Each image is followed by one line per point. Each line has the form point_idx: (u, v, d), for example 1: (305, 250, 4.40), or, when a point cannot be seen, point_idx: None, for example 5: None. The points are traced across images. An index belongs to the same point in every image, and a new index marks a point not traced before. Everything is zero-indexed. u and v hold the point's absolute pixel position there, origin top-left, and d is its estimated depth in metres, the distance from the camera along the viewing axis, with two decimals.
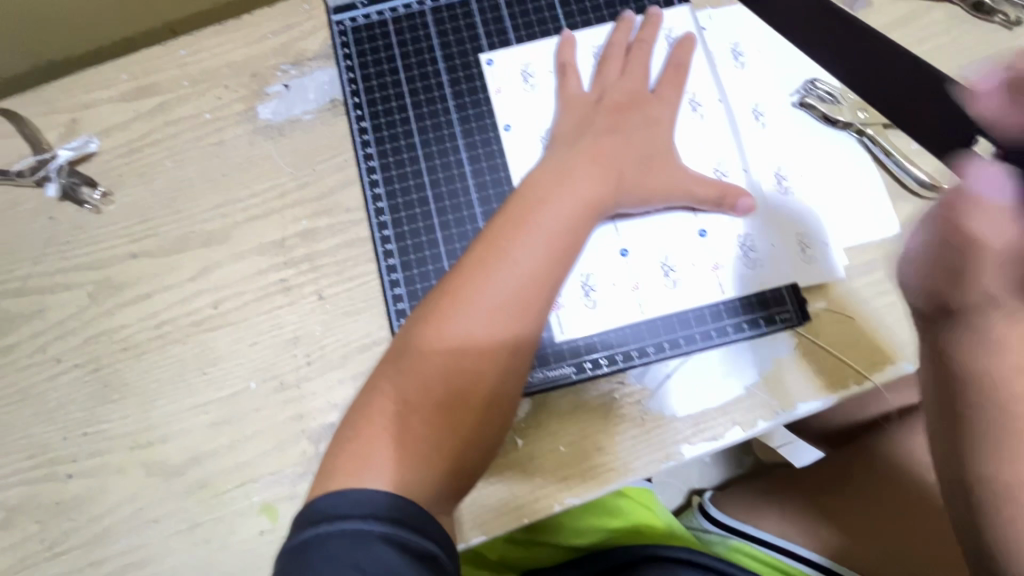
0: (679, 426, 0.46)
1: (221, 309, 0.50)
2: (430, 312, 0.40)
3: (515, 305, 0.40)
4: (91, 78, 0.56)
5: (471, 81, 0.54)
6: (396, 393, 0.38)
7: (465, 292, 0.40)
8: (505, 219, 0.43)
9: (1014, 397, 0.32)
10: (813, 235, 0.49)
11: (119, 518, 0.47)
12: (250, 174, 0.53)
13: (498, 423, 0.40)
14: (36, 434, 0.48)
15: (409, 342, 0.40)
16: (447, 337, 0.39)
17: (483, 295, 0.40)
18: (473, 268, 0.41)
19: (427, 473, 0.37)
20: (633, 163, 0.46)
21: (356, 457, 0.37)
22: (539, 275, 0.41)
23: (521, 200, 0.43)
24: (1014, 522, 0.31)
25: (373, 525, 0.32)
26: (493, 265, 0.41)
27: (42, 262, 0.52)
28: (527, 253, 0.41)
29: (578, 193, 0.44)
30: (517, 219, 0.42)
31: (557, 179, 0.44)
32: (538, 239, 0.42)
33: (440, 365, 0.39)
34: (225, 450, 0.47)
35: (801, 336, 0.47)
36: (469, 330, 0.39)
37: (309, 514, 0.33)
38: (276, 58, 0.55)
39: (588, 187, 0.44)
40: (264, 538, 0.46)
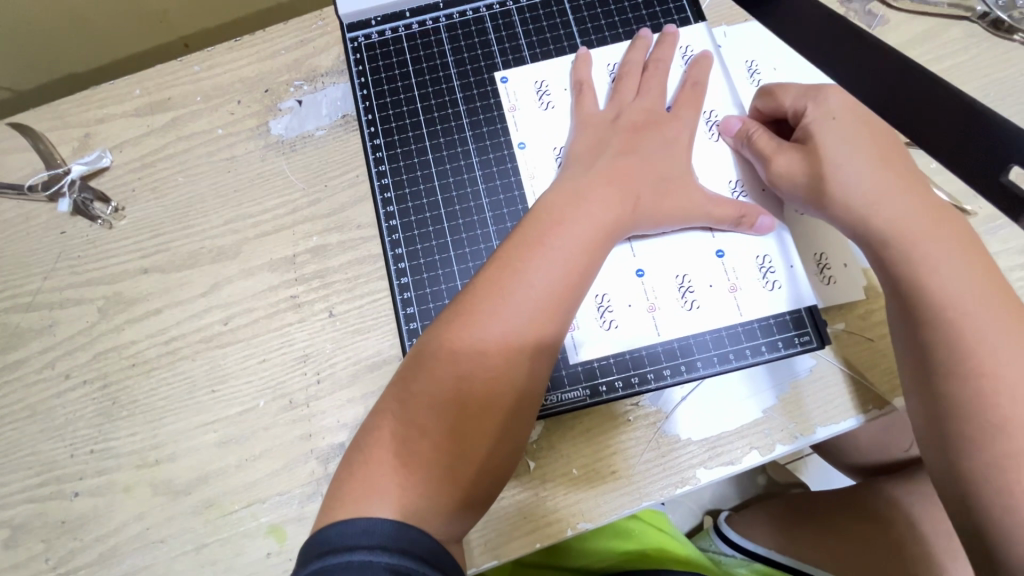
0: (695, 449, 0.45)
1: (231, 325, 0.50)
2: (445, 332, 0.40)
3: (531, 328, 0.40)
4: (105, 93, 0.56)
5: (485, 98, 0.53)
6: (407, 418, 0.38)
7: (481, 313, 0.40)
8: (521, 238, 0.42)
9: (958, 315, 0.38)
10: (831, 257, 0.48)
11: (125, 538, 0.46)
12: (261, 190, 0.53)
13: (512, 447, 0.40)
14: (44, 451, 0.48)
15: (421, 365, 0.39)
16: (463, 358, 0.39)
17: (500, 316, 0.39)
18: (489, 286, 0.41)
19: (439, 501, 0.36)
20: (650, 184, 0.45)
21: (367, 485, 0.36)
22: (556, 296, 0.41)
23: (535, 220, 0.43)
24: (983, 429, 0.36)
25: (380, 556, 0.31)
26: (511, 285, 0.40)
27: (53, 276, 0.52)
28: (542, 274, 0.41)
29: (594, 214, 0.43)
30: (534, 239, 0.42)
31: (572, 200, 0.44)
32: (555, 261, 0.41)
33: (455, 388, 0.38)
34: (233, 470, 0.47)
35: (820, 358, 0.46)
36: (486, 350, 0.39)
37: (314, 546, 0.33)
38: (289, 74, 0.56)
39: (606, 208, 0.44)
40: (270, 560, 0.45)
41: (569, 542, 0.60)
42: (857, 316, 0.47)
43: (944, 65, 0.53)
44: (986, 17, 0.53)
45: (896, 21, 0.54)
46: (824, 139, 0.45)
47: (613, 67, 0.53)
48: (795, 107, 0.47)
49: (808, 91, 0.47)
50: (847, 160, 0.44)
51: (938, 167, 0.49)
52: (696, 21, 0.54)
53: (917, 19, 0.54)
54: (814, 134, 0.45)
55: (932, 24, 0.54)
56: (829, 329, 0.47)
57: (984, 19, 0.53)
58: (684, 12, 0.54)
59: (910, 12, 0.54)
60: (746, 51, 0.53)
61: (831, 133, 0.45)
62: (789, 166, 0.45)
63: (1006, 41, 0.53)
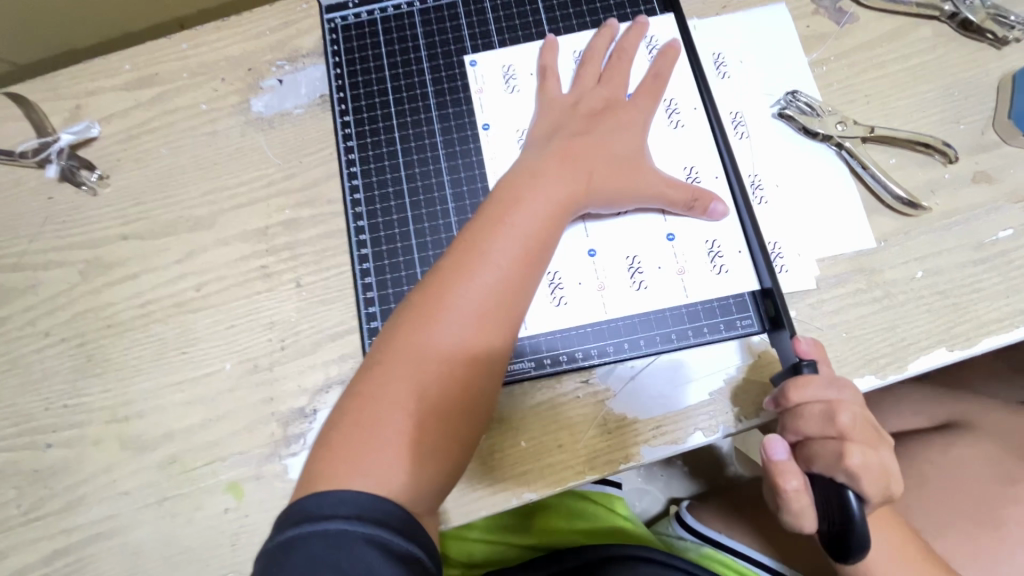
0: (640, 428, 0.46)
1: (203, 292, 0.52)
2: (407, 315, 0.41)
3: (497, 303, 0.41)
4: (96, 68, 0.59)
5: (454, 81, 0.55)
6: (371, 393, 0.39)
7: (449, 293, 0.41)
8: (485, 220, 0.44)
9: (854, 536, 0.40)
10: (783, 247, 0.49)
11: (92, 488, 0.48)
12: (239, 164, 0.55)
13: (477, 418, 0.41)
14: (21, 404, 0.50)
15: (387, 344, 0.40)
16: (430, 334, 0.40)
17: (466, 294, 0.41)
18: (456, 267, 0.42)
19: (412, 472, 0.37)
20: (608, 165, 0.47)
21: (340, 462, 0.37)
22: (522, 273, 0.42)
23: (499, 201, 0.44)
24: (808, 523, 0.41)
25: (357, 525, 0.33)
26: (477, 264, 0.41)
27: (37, 239, 0.54)
28: (504, 253, 0.42)
29: (554, 194, 0.45)
30: (496, 219, 0.43)
31: (534, 181, 0.45)
32: (518, 240, 0.43)
33: (420, 364, 0.39)
34: (198, 428, 0.49)
35: (768, 344, 0.47)
36: (451, 328, 0.40)
37: (289, 515, 0.34)
38: (272, 54, 0.58)
39: (570, 189, 0.45)
40: (227, 515, 0.47)
41: (570, 500, 0.66)
42: (807, 306, 0.48)
43: (912, 62, 0.53)
44: (956, 17, 0.54)
45: (867, 18, 0.54)
46: (818, 387, 0.40)
47: (575, 55, 0.54)
48: (826, 397, 0.40)
49: (831, 395, 0.40)
50: (845, 402, 0.40)
51: (896, 163, 0.51)
52: (663, 12, 0.55)
53: (886, 18, 0.54)
54: (836, 397, 0.40)
55: (900, 24, 0.54)
56: None
57: (954, 19, 0.54)
58: (650, 3, 0.56)
59: (878, 10, 0.55)
60: (714, 44, 0.54)
61: (839, 395, 0.40)
62: (811, 397, 0.40)
63: (974, 41, 0.53)
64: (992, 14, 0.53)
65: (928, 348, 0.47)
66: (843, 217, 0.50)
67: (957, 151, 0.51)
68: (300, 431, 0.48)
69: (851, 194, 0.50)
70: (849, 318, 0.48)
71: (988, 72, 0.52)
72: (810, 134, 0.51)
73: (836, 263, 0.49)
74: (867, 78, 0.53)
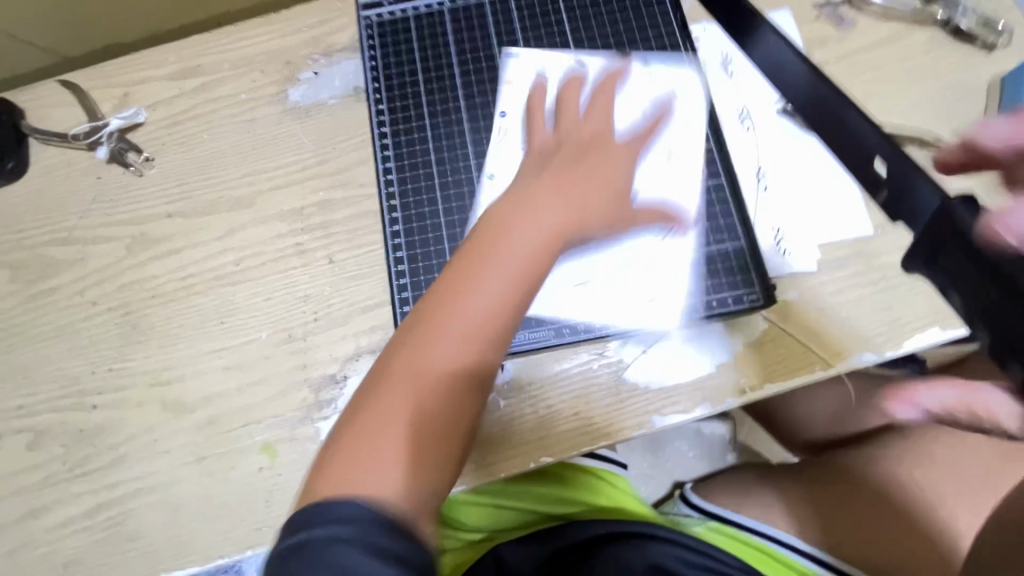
0: (652, 397, 0.50)
1: (241, 267, 0.55)
2: (420, 324, 0.38)
3: (515, 310, 0.39)
4: (144, 59, 0.63)
5: (481, 74, 0.59)
6: (381, 406, 0.36)
7: (468, 294, 0.38)
8: (500, 225, 0.41)
9: None
10: (788, 231, 0.52)
11: (135, 447, 0.51)
12: (277, 149, 0.59)
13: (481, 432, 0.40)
14: (69, 368, 0.54)
15: (398, 356, 0.38)
16: (447, 341, 0.37)
17: (484, 302, 0.38)
18: (471, 274, 0.39)
19: (427, 483, 0.35)
20: (623, 174, 0.45)
21: (352, 473, 0.34)
22: (537, 265, 0.40)
23: (515, 206, 0.42)
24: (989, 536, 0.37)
25: (364, 526, 0.31)
26: (494, 272, 0.39)
27: (87, 216, 0.58)
28: (524, 258, 0.39)
29: (575, 200, 0.42)
30: (513, 224, 0.41)
31: (553, 186, 0.42)
32: (536, 246, 0.40)
33: (437, 375, 0.37)
34: (235, 392, 0.52)
35: (773, 321, 0.50)
36: (469, 338, 0.38)
37: (299, 521, 0.32)
38: (309, 49, 0.62)
39: (591, 193, 0.43)
40: (262, 474, 0.50)
41: (603, 484, 0.68)
42: (809, 287, 0.51)
43: (907, 65, 0.57)
44: (949, 25, 0.58)
45: (865, 24, 0.58)
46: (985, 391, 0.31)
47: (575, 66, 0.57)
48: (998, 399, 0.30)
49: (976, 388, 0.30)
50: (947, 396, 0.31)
51: None
52: (676, 13, 0.58)
53: (883, 24, 0.58)
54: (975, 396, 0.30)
55: (896, 29, 0.58)
56: (781, 297, 0.51)
57: (947, 26, 0.58)
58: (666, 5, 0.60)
59: (875, 17, 0.59)
60: (723, 45, 0.58)
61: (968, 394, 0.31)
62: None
63: (966, 47, 0.57)
64: (981, 22, 0.57)
65: (923, 327, 0.50)
66: (844, 205, 0.53)
67: (948, 148, 0.54)
68: (331, 396, 0.51)
69: (851, 184, 0.54)
70: (848, 299, 0.51)
71: (979, 75, 0.56)
72: None
73: (837, 247, 0.52)
74: (866, 79, 0.57)
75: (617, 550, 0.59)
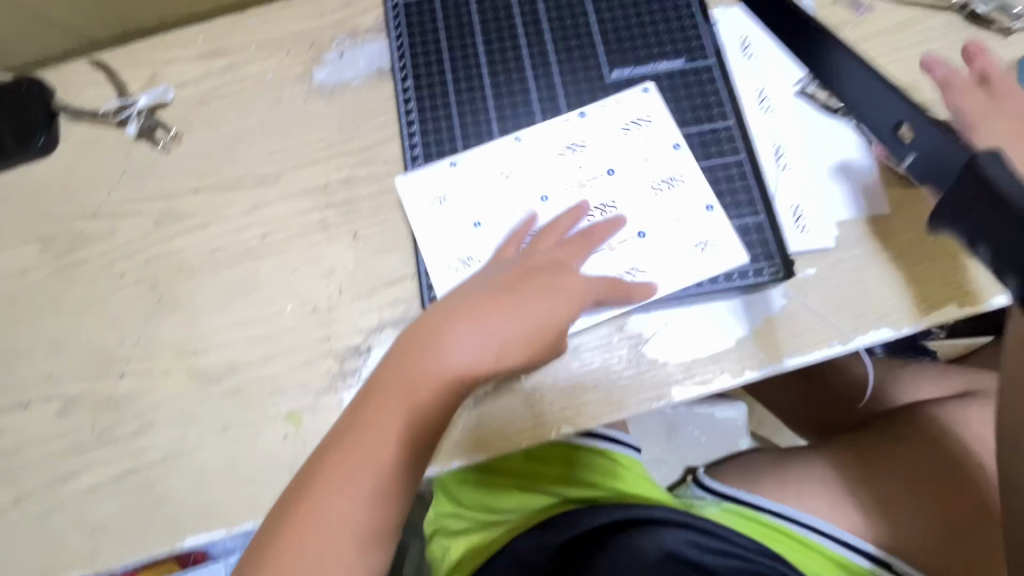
0: (671, 370, 0.50)
1: (267, 241, 0.56)
2: (312, 474, 0.42)
3: (398, 449, 0.42)
4: (172, 40, 0.64)
5: (504, 53, 0.60)
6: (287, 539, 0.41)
7: (346, 456, 0.42)
8: (374, 401, 0.43)
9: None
10: (805, 208, 0.53)
11: (162, 414, 0.52)
12: (302, 127, 0.60)
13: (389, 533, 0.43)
14: (98, 338, 0.55)
15: (295, 496, 0.42)
16: (336, 488, 0.41)
17: (361, 448, 0.42)
18: (347, 444, 0.42)
19: None
20: (516, 300, 0.45)
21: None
22: (410, 437, 0.43)
23: (395, 382, 0.43)
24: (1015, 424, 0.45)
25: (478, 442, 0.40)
26: (367, 434, 0.42)
27: (115, 191, 0.59)
28: (389, 425, 0.42)
29: (438, 365, 0.43)
30: (376, 404, 0.43)
31: (427, 338, 0.44)
32: (398, 410, 0.43)
33: (329, 526, 0.41)
34: (261, 362, 0.53)
35: (790, 298, 0.51)
36: (338, 513, 0.41)
37: None
38: (334, 31, 0.63)
39: (469, 337, 0.44)
40: (287, 442, 0.51)
41: (620, 468, 0.66)
42: (828, 263, 0.52)
43: (925, 48, 0.58)
44: (965, 9, 0.58)
45: (882, 9, 0.59)
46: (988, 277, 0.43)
47: (634, 116, 0.55)
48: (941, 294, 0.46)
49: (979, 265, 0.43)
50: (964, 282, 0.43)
51: None
52: None
53: (900, 8, 0.59)
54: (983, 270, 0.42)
55: (913, 14, 0.59)
56: (799, 274, 0.52)
57: (964, 11, 0.58)
58: None
59: (893, 2, 0.59)
60: (742, 27, 0.59)
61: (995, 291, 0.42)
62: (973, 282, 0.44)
63: (983, 31, 0.58)
64: (997, 7, 0.58)
65: (940, 304, 0.50)
66: (862, 184, 0.54)
67: None
68: (355, 366, 0.52)
69: (868, 161, 0.54)
70: (867, 276, 0.51)
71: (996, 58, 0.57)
72: (832, 111, 0.55)
73: (855, 225, 0.53)
74: (884, 62, 0.58)
75: (631, 538, 0.57)
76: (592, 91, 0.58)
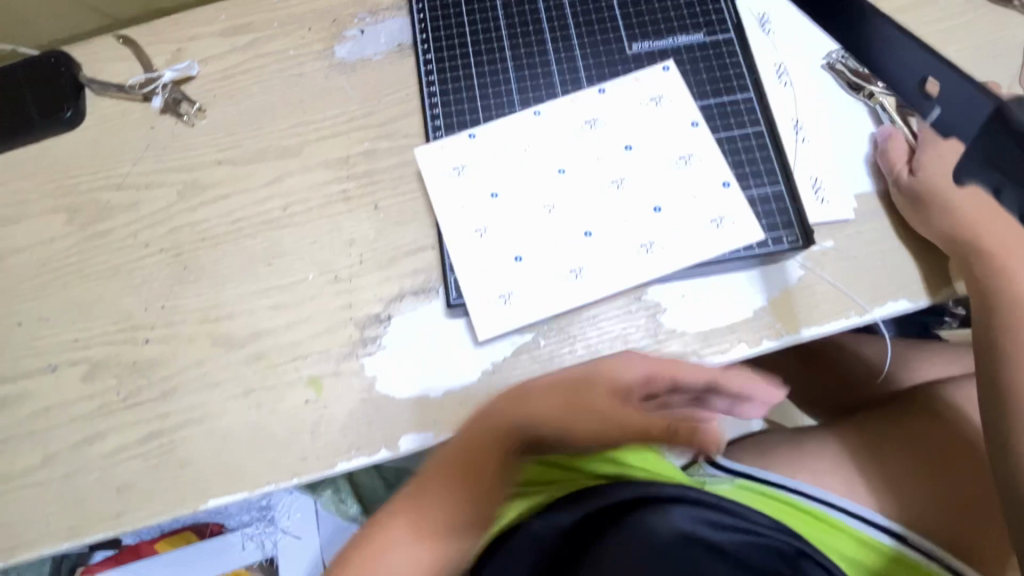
0: (689, 338, 0.50)
1: (289, 212, 0.57)
2: (378, 531, 0.45)
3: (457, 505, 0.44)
4: (197, 17, 0.65)
5: (525, 27, 0.61)
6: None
7: (411, 509, 0.44)
8: (445, 458, 0.45)
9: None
10: (824, 180, 0.53)
11: (186, 379, 0.53)
12: (323, 102, 0.61)
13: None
14: (123, 304, 0.56)
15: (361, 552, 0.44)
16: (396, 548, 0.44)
17: (425, 504, 0.44)
18: (409, 505, 0.45)
19: None
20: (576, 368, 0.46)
21: None
22: (468, 490, 0.44)
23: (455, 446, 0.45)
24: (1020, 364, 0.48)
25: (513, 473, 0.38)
26: (430, 491, 0.45)
27: (140, 163, 0.60)
28: (452, 479, 0.45)
29: (494, 419, 0.45)
30: (446, 462, 0.45)
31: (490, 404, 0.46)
32: (461, 464, 0.44)
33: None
34: (283, 329, 0.54)
35: (809, 269, 0.51)
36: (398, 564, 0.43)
37: None
38: (356, 8, 0.64)
39: (517, 401, 0.46)
40: (309, 406, 0.51)
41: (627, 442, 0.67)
42: (846, 235, 0.52)
43: (943, 26, 0.58)
44: None
45: None
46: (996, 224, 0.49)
47: (650, 94, 0.56)
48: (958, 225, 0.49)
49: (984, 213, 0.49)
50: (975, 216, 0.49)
51: None
52: None
53: None
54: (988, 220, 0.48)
55: None
56: (817, 246, 0.52)
57: None
58: None
59: None
60: (762, 3, 0.60)
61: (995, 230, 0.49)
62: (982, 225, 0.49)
63: (1002, 8, 0.58)
64: None
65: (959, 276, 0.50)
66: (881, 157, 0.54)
67: None
68: (375, 334, 0.53)
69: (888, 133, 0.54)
70: (885, 248, 0.52)
71: (1016, 35, 0.57)
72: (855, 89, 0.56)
73: (874, 198, 0.53)
74: None
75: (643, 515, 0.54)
76: (613, 65, 0.58)
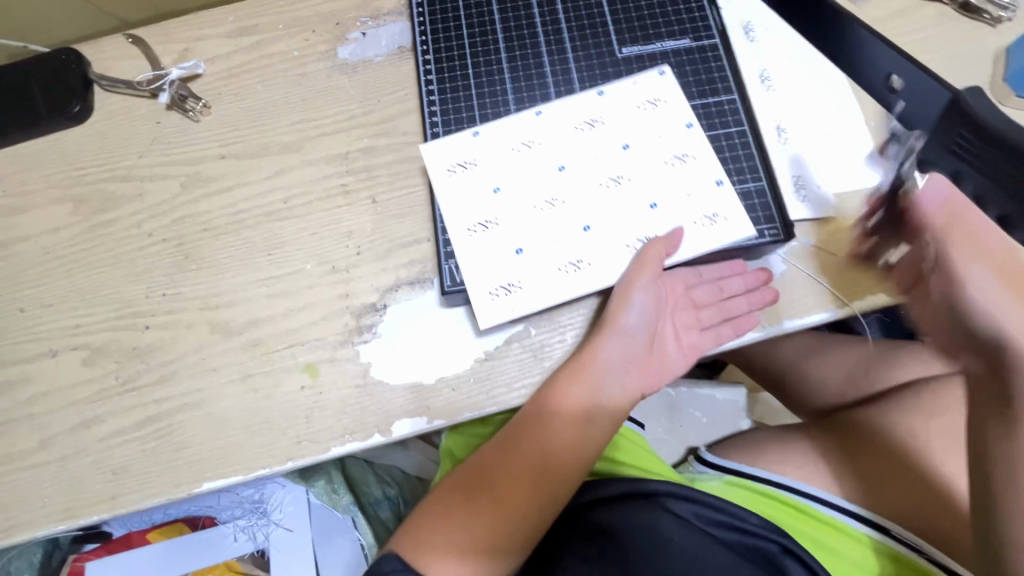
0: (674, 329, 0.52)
1: (290, 204, 0.59)
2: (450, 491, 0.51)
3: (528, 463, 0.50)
4: (204, 18, 0.67)
5: (520, 31, 0.63)
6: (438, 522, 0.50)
7: (485, 468, 0.51)
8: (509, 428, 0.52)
9: None
10: (804, 180, 0.56)
11: (184, 364, 0.54)
12: (325, 100, 0.63)
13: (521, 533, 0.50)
14: (125, 292, 0.57)
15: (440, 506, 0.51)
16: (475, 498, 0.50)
17: (498, 461, 0.51)
18: (481, 466, 0.52)
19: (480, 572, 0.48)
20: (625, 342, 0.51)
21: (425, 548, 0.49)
22: (539, 450, 0.50)
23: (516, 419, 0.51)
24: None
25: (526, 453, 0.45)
26: (501, 451, 0.51)
27: (145, 156, 0.62)
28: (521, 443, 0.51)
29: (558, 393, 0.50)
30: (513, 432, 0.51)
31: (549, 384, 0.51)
32: (530, 429, 0.50)
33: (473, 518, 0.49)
34: (280, 317, 0.55)
35: (790, 264, 0.53)
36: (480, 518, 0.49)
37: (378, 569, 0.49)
38: (358, 13, 0.66)
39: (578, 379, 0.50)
40: (304, 392, 0.53)
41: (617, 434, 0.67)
42: (826, 233, 0.54)
43: (918, 37, 0.61)
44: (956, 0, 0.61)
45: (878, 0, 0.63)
46: None
47: (646, 98, 0.58)
48: None
49: None
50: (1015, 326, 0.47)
51: None
52: None
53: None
54: None
55: (907, 5, 0.62)
56: (797, 242, 0.54)
57: (955, 2, 0.62)
58: None
59: None
60: (746, 13, 0.63)
61: None
62: None
63: (973, 20, 0.61)
64: None
65: None
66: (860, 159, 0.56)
67: None
68: (371, 323, 0.54)
69: (866, 135, 0.57)
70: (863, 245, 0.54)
71: (987, 46, 0.60)
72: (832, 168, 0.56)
73: (853, 196, 0.55)
74: None
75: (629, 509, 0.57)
76: (604, 67, 0.61)
